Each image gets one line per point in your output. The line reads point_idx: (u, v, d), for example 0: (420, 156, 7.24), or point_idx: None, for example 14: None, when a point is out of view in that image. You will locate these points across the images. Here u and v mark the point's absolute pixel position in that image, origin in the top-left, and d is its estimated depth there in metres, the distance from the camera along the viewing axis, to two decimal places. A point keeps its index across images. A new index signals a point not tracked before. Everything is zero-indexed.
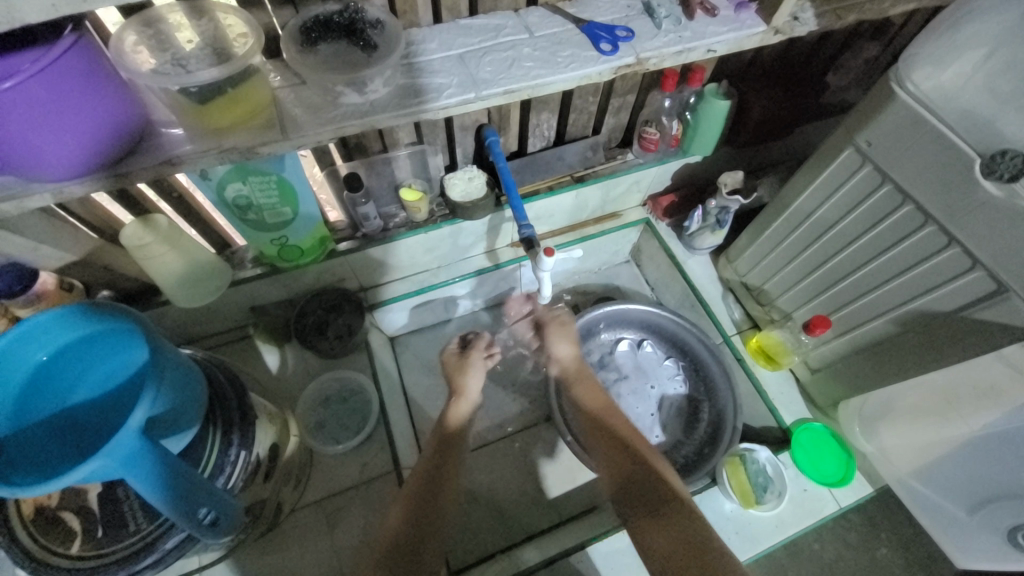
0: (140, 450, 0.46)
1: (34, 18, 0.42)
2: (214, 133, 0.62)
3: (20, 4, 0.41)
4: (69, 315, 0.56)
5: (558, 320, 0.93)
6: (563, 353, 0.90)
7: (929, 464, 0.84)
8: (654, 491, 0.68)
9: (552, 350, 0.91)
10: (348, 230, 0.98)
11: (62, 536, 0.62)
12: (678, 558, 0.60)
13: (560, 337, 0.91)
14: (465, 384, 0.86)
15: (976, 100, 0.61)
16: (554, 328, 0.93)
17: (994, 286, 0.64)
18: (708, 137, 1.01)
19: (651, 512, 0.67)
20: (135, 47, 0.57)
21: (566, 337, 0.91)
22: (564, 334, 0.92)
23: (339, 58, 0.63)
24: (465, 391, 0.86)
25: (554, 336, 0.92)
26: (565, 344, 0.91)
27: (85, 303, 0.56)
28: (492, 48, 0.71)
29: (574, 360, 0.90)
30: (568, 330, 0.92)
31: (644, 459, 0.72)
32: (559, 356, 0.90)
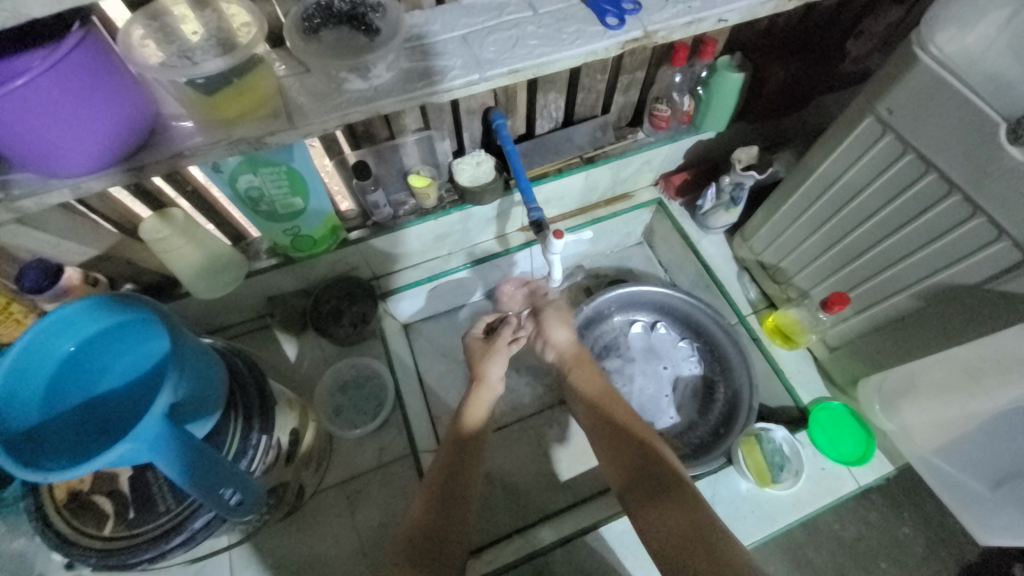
0: (164, 434, 0.49)
1: (41, 14, 0.42)
2: (223, 124, 0.63)
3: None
4: (92, 306, 0.58)
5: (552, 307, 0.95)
6: (560, 339, 0.92)
7: (952, 443, 0.81)
8: (652, 470, 0.70)
9: (549, 337, 0.93)
10: (358, 219, 0.99)
11: (95, 518, 0.65)
12: (678, 534, 0.63)
13: (556, 324, 0.93)
14: (488, 370, 0.86)
15: (1000, 63, 0.59)
16: (551, 313, 0.94)
17: (1022, 257, 0.61)
18: (721, 111, 0.98)
19: (651, 490, 0.69)
20: (142, 41, 0.57)
21: (563, 322, 0.93)
22: (559, 319, 0.94)
23: (341, 44, 0.62)
24: (487, 376, 0.86)
25: (550, 322, 0.93)
26: (562, 329, 0.93)
27: (106, 295, 0.58)
28: (496, 27, 0.70)
29: (571, 345, 0.92)
30: (564, 315, 0.94)
31: (642, 441, 0.74)
32: (557, 342, 0.92)
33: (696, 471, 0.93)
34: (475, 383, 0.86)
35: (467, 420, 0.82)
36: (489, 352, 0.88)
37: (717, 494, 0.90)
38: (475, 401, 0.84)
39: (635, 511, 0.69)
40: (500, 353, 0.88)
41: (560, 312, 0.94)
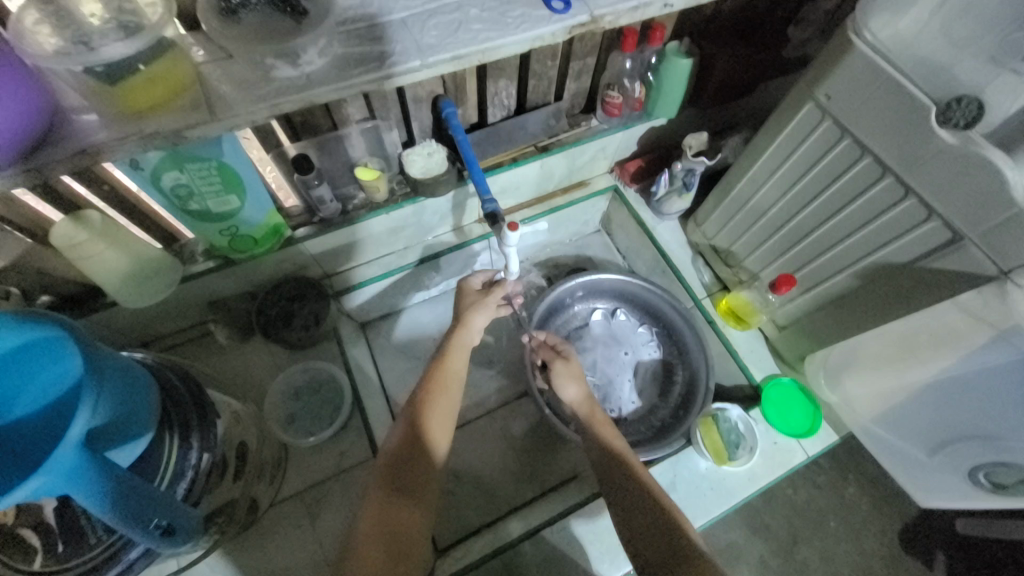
0: (82, 464, 0.44)
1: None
2: (133, 117, 0.56)
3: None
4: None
5: (562, 359, 0.89)
6: (571, 396, 0.86)
7: (889, 410, 0.85)
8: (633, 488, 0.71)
9: (560, 394, 0.87)
10: (303, 216, 0.93)
11: (22, 552, 0.57)
12: (656, 554, 0.63)
13: (566, 380, 0.87)
14: (472, 320, 0.90)
15: (931, 47, 0.61)
16: (562, 369, 0.88)
17: (949, 235, 0.65)
18: (672, 98, 0.99)
19: (634, 509, 0.69)
20: (37, 25, 0.51)
21: (571, 378, 0.87)
22: (569, 375, 0.87)
23: (266, 27, 0.57)
24: (470, 325, 0.90)
25: (559, 378, 0.88)
26: (572, 386, 0.86)
27: (9, 312, 0.51)
28: (437, 10, 0.66)
29: (584, 402, 0.86)
30: (573, 368, 0.88)
31: (624, 461, 0.75)
32: (568, 399, 0.87)
33: (657, 453, 0.95)
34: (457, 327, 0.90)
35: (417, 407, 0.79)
36: (476, 304, 0.92)
37: (678, 475, 0.93)
38: (457, 343, 0.88)
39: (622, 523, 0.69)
40: (485, 305, 0.92)
41: (569, 367, 0.88)
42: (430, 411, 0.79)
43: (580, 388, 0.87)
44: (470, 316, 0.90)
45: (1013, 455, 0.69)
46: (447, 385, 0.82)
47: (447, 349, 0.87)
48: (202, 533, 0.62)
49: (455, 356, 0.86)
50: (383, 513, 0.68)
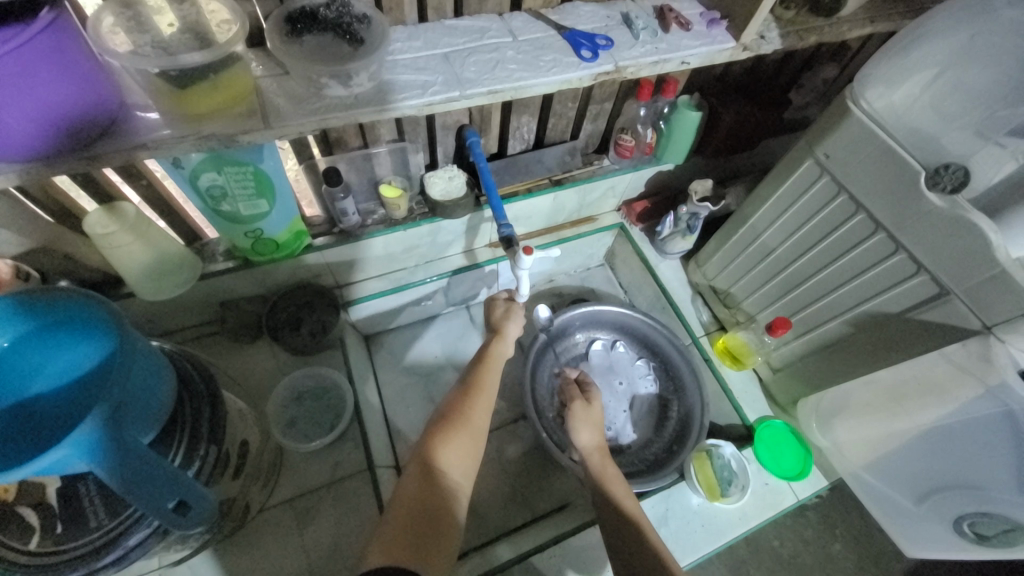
0: (101, 441, 0.46)
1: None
2: (193, 120, 0.61)
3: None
4: (9, 308, 0.54)
5: (582, 403, 0.93)
6: (585, 442, 0.88)
7: (878, 458, 0.87)
8: (627, 525, 0.74)
9: (573, 439, 0.89)
10: (324, 226, 0.97)
11: (17, 532, 0.60)
12: None
13: (581, 426, 0.90)
14: (505, 327, 0.96)
15: (922, 119, 0.68)
16: (580, 413, 0.91)
17: (936, 290, 0.70)
18: (680, 146, 1.06)
19: (630, 546, 0.71)
20: (113, 29, 0.55)
21: (587, 425, 0.90)
22: (586, 421, 0.91)
23: (324, 50, 0.63)
24: (505, 334, 0.96)
25: (577, 421, 0.90)
26: (587, 432, 0.89)
27: (19, 293, 0.54)
28: (477, 49, 0.72)
29: (596, 451, 0.88)
30: (592, 415, 0.91)
31: (620, 502, 0.78)
32: (580, 445, 0.89)
33: (650, 485, 0.95)
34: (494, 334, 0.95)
35: (456, 409, 0.82)
36: (506, 314, 0.98)
37: (670, 510, 0.93)
38: (495, 351, 0.93)
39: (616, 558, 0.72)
40: (516, 317, 0.98)
41: (587, 412, 0.91)
42: (467, 416, 0.81)
43: (595, 436, 0.89)
44: (506, 325, 0.96)
45: (996, 506, 0.71)
46: (478, 419, 0.81)
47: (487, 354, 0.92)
48: (205, 523, 0.63)
49: (491, 364, 0.91)
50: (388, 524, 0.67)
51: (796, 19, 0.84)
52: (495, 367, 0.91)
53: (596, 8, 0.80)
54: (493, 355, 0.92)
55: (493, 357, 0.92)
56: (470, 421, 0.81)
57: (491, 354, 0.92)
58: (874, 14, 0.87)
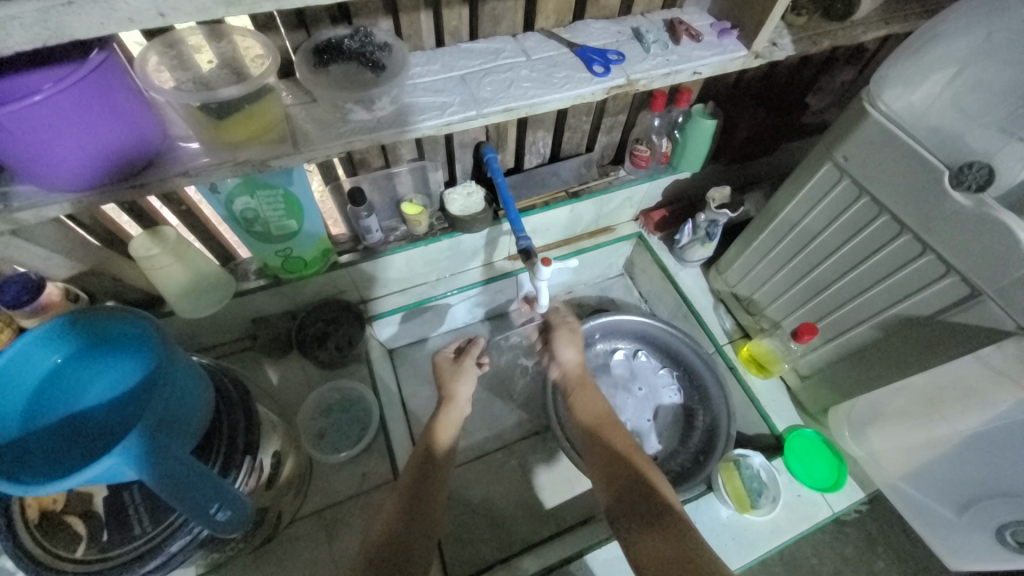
0: (149, 452, 0.48)
1: (85, 36, 0.43)
2: (230, 147, 0.65)
3: (71, 20, 0.42)
4: (62, 325, 0.59)
5: (569, 327, 0.97)
6: (568, 358, 0.94)
7: (918, 468, 0.84)
8: (645, 500, 0.68)
9: (557, 354, 0.95)
10: (349, 243, 1.01)
11: (68, 539, 0.64)
12: (635, 517, 0.67)
13: (567, 343, 0.95)
14: (455, 390, 0.87)
15: (943, 118, 0.67)
16: (563, 333, 0.96)
17: (968, 291, 0.68)
18: (696, 154, 1.06)
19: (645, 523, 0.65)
20: (157, 68, 0.61)
21: (573, 343, 0.95)
22: (570, 339, 0.96)
23: (348, 77, 0.66)
24: (455, 398, 0.87)
25: (560, 342, 0.95)
26: (571, 350, 0.94)
27: (70, 312, 0.59)
28: (492, 69, 0.75)
29: (578, 367, 0.93)
30: (574, 336, 0.95)
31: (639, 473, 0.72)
32: (565, 361, 0.94)
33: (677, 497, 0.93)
34: (443, 402, 0.86)
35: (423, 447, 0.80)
36: (455, 373, 0.89)
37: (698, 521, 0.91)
38: (442, 420, 0.83)
39: (625, 538, 0.66)
40: (467, 373, 0.90)
41: (575, 334, 0.96)
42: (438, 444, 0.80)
43: (578, 355, 0.94)
44: (454, 387, 0.87)
45: None
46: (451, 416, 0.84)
47: (434, 426, 0.83)
48: (242, 530, 0.65)
49: (441, 431, 0.82)
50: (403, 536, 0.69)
51: (808, 24, 0.84)
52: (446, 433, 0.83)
53: (607, 25, 0.82)
54: (444, 422, 0.83)
55: (442, 427, 0.83)
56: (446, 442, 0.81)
57: (438, 423, 0.83)
58: (890, 15, 0.86)
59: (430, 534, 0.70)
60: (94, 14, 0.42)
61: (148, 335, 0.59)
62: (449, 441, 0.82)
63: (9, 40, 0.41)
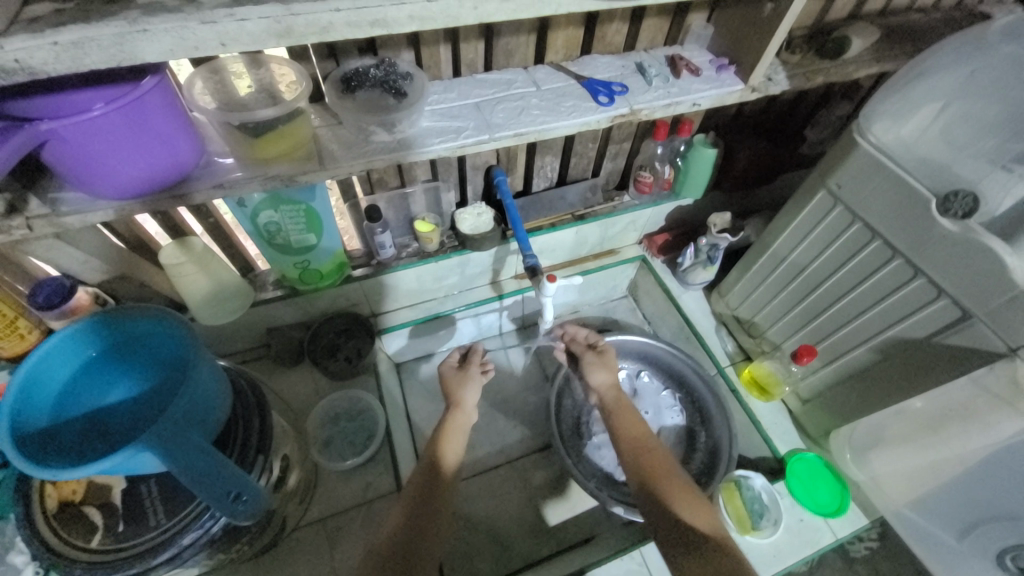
0: (166, 442, 0.52)
1: (153, 59, 0.48)
2: (260, 163, 0.70)
3: (142, 45, 0.47)
4: (99, 322, 0.63)
5: (594, 353, 0.99)
6: (599, 382, 0.94)
7: (924, 495, 0.83)
8: (675, 528, 0.67)
9: (589, 380, 0.96)
10: (363, 258, 1.06)
11: (84, 530, 0.66)
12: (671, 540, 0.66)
13: (595, 368, 0.96)
14: (462, 396, 0.90)
15: (932, 149, 0.70)
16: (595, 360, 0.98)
17: (959, 314, 0.70)
18: (698, 181, 1.11)
19: (685, 547, 0.65)
20: (201, 91, 0.67)
21: (602, 367, 0.96)
22: (601, 365, 0.97)
23: (372, 103, 0.72)
24: (463, 404, 0.90)
25: (590, 367, 0.97)
26: (602, 373, 0.95)
27: (109, 309, 0.62)
28: (504, 98, 0.81)
29: (611, 389, 0.93)
30: (606, 361, 0.97)
31: (665, 501, 0.71)
32: (597, 384, 0.95)
33: None
34: (449, 409, 0.89)
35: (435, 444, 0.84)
36: (463, 380, 0.93)
37: None
38: (452, 425, 0.87)
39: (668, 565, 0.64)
40: (472, 380, 0.93)
41: (601, 358, 0.98)
42: (446, 445, 0.84)
43: (609, 376, 0.95)
44: (461, 394, 0.91)
45: None
46: (459, 422, 0.87)
47: (444, 430, 0.86)
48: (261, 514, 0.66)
49: (451, 438, 0.85)
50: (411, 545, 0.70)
51: (802, 61, 0.90)
52: (457, 436, 0.86)
53: (612, 60, 0.88)
54: (454, 425, 0.87)
55: (452, 433, 0.86)
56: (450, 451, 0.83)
57: (447, 430, 0.86)
58: (881, 54, 0.91)
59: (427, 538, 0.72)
60: (163, 41, 0.48)
61: (177, 331, 0.62)
62: (458, 446, 0.85)
63: (85, 59, 0.46)
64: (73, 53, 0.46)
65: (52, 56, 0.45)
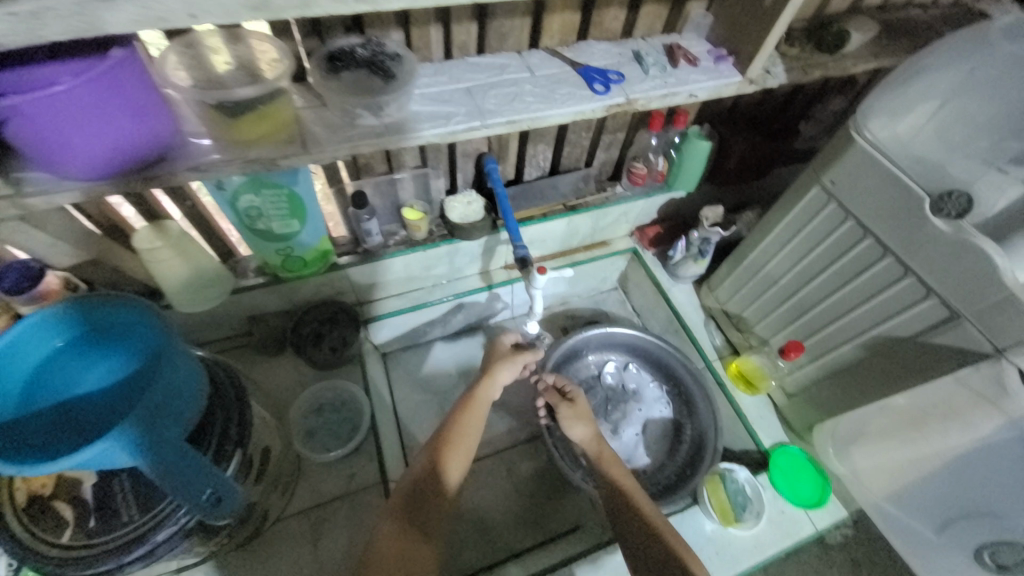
0: (140, 438, 0.50)
1: (116, 30, 0.45)
2: (239, 145, 0.67)
3: (105, 16, 0.44)
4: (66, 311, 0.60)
5: (568, 402, 0.95)
6: (579, 437, 0.91)
7: (902, 489, 0.84)
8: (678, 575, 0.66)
9: (567, 434, 0.93)
10: (349, 245, 1.03)
11: (54, 525, 0.64)
12: None
13: (572, 421, 0.92)
14: (497, 370, 0.91)
15: (927, 148, 0.70)
16: (569, 410, 0.94)
17: (947, 313, 0.70)
18: (691, 174, 1.10)
19: None
20: (175, 66, 0.63)
21: (579, 420, 0.92)
22: (577, 417, 0.93)
23: (359, 84, 0.69)
24: (494, 378, 0.90)
25: (567, 419, 0.93)
26: (580, 426, 0.92)
27: (77, 297, 0.60)
28: (497, 83, 0.78)
29: (592, 442, 0.90)
30: (580, 410, 0.93)
31: (668, 546, 0.71)
32: (577, 439, 0.92)
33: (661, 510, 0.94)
34: (481, 378, 0.90)
35: (450, 432, 0.81)
36: (503, 358, 0.93)
37: (682, 533, 0.92)
38: (479, 397, 0.87)
39: None
40: (512, 359, 0.93)
41: (575, 410, 0.94)
42: (461, 432, 0.82)
43: (588, 428, 0.92)
44: (495, 368, 0.91)
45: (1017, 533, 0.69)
46: (484, 400, 0.87)
47: (472, 401, 0.86)
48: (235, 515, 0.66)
49: (474, 411, 0.85)
50: (402, 541, 0.69)
51: (800, 54, 0.88)
52: (479, 412, 0.86)
53: (608, 46, 0.86)
54: (478, 400, 0.87)
55: (476, 404, 0.86)
56: (465, 436, 0.82)
57: (475, 402, 0.86)
58: (879, 50, 0.90)
59: (418, 528, 0.71)
60: (127, 11, 0.44)
61: (148, 319, 0.60)
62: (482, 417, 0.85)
63: (44, 31, 0.43)
64: (31, 23, 0.43)
65: (8, 26, 0.42)
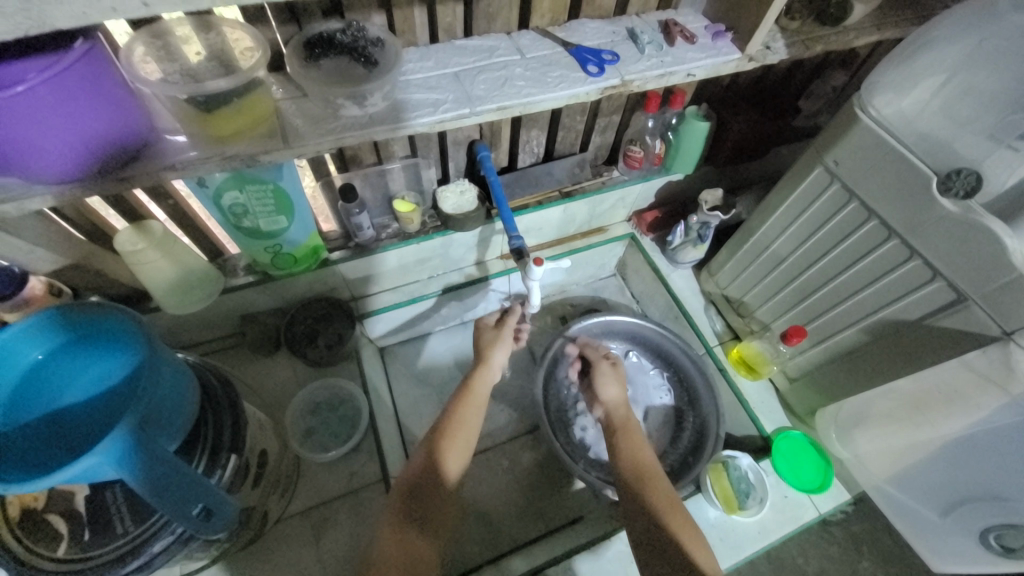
0: (129, 451, 0.48)
1: (66, 24, 0.43)
2: (217, 141, 0.64)
3: (53, 10, 0.42)
4: (48, 319, 0.58)
5: (609, 363, 0.97)
6: (610, 397, 0.91)
7: (903, 471, 0.85)
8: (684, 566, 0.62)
9: (600, 394, 0.93)
10: (341, 240, 1.00)
11: (48, 539, 0.63)
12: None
13: (608, 381, 0.93)
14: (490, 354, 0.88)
15: (932, 124, 0.67)
16: (606, 370, 0.95)
17: (954, 296, 0.68)
18: (690, 155, 1.06)
19: None
20: (143, 58, 0.60)
21: (614, 381, 0.94)
22: (613, 378, 0.94)
23: (340, 72, 0.66)
24: (490, 361, 0.88)
25: (602, 380, 0.94)
26: (614, 388, 0.92)
27: (58, 307, 0.58)
28: (486, 67, 0.75)
29: (620, 407, 0.89)
30: (618, 373, 0.95)
31: (673, 535, 0.66)
32: (608, 399, 0.92)
33: None
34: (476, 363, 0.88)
35: (449, 421, 0.78)
36: (493, 341, 0.91)
37: None
38: (478, 381, 0.85)
39: None
40: (505, 342, 0.91)
41: (614, 371, 0.95)
42: (461, 420, 0.78)
43: (620, 392, 0.92)
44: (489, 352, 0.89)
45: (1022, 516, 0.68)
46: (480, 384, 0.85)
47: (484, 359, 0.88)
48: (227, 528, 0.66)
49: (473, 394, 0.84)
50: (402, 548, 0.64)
51: (801, 28, 0.85)
52: (479, 400, 0.83)
53: (602, 25, 0.82)
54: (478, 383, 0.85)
55: (478, 382, 0.85)
56: (464, 426, 0.78)
57: (475, 381, 0.85)
58: (882, 21, 0.87)
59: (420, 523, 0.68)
60: (76, 3, 0.42)
61: (128, 327, 0.58)
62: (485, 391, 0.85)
63: None
64: None
65: None
